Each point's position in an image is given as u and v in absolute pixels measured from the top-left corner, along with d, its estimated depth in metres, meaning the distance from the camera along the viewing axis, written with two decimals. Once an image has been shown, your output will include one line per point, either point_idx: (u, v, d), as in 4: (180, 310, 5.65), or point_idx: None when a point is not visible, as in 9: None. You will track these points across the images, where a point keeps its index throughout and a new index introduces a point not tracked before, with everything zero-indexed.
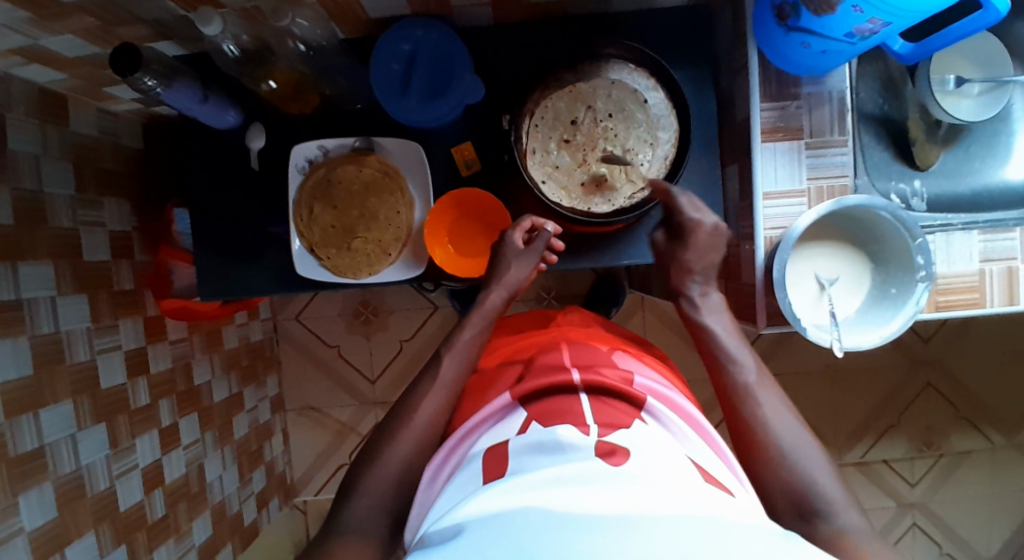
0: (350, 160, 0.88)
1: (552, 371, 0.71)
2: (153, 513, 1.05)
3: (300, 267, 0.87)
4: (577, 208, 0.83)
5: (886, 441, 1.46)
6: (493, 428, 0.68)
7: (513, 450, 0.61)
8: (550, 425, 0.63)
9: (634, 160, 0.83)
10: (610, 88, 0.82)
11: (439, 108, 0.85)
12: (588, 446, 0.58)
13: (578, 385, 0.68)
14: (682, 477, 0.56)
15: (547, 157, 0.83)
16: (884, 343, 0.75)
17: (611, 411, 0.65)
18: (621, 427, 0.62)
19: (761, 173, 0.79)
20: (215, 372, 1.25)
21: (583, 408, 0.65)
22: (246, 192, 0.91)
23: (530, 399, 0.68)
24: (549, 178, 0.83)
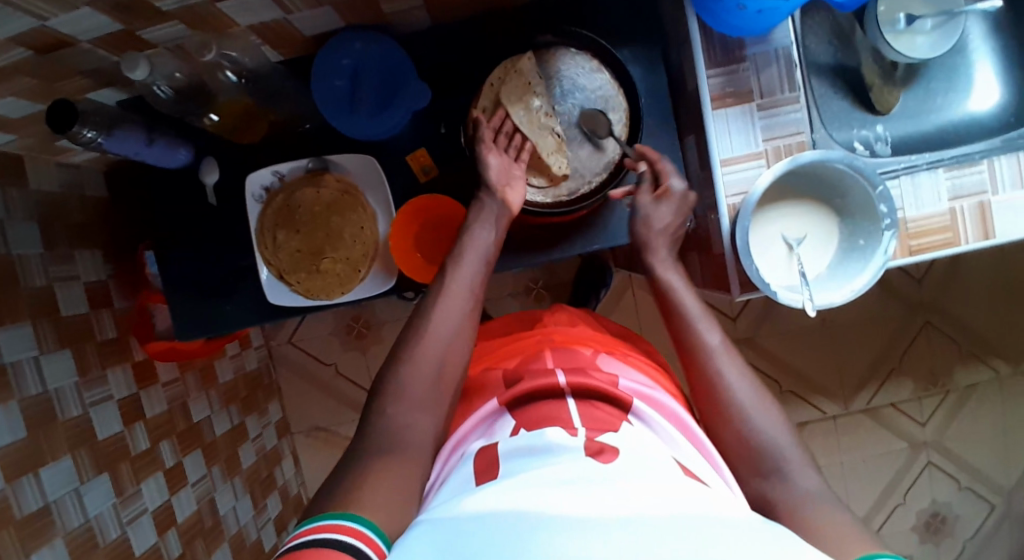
0: (308, 184, 0.87)
1: (539, 375, 0.71)
2: (170, 553, 1.06)
3: (271, 296, 0.87)
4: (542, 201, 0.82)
5: (892, 386, 1.45)
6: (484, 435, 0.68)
7: (503, 453, 0.62)
8: (538, 429, 0.64)
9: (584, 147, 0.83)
10: (549, 80, 0.83)
11: (390, 118, 0.84)
12: (580, 448, 0.59)
13: (565, 389, 0.68)
14: (667, 472, 0.57)
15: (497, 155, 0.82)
16: (857, 297, 0.74)
17: (599, 415, 0.65)
18: (609, 431, 0.63)
19: (717, 142, 0.77)
20: (214, 406, 1.26)
21: (570, 413, 0.65)
22: (210, 228, 0.90)
23: (516, 405, 0.68)
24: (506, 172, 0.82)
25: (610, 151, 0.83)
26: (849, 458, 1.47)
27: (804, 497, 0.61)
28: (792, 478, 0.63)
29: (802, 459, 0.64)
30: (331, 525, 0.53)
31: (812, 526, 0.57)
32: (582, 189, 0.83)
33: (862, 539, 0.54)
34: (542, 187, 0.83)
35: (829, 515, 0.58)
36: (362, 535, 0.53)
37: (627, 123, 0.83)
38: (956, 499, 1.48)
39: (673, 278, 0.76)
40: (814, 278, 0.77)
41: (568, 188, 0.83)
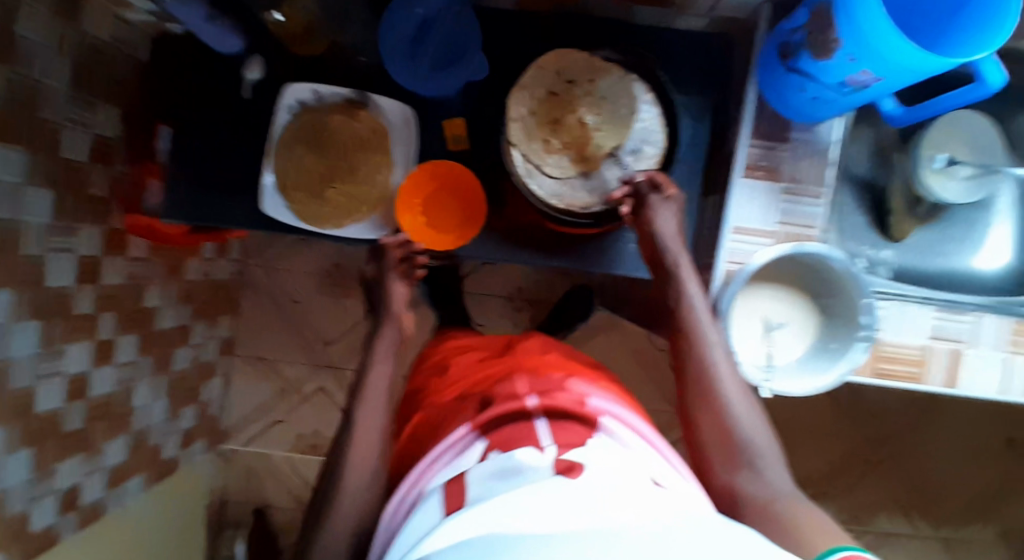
0: (341, 113, 0.88)
1: (509, 399, 0.72)
2: (70, 424, 1.03)
3: (264, 204, 0.87)
4: (550, 198, 0.81)
5: (816, 509, 1.46)
6: (451, 462, 0.66)
7: (473, 477, 0.61)
8: (510, 450, 0.63)
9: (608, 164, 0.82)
10: (595, 79, 0.82)
11: (443, 80, 0.84)
12: (547, 465, 0.59)
13: (535, 411, 0.69)
14: (635, 483, 0.57)
15: (522, 136, 0.81)
16: (815, 394, 0.75)
17: (570, 433, 0.66)
18: (576, 446, 0.63)
19: (735, 207, 0.79)
20: (167, 300, 1.23)
21: (539, 433, 0.66)
22: (234, 120, 0.90)
23: (490, 428, 0.68)
24: (525, 153, 0.81)
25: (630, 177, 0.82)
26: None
27: (775, 492, 0.65)
28: (764, 474, 0.67)
29: (774, 454, 0.69)
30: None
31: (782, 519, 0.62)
32: (594, 197, 0.82)
33: (830, 533, 0.58)
34: (554, 179, 0.81)
35: (796, 511, 0.63)
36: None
37: (657, 161, 0.84)
38: None
39: (687, 273, 0.76)
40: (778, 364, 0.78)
41: (578, 191, 0.81)
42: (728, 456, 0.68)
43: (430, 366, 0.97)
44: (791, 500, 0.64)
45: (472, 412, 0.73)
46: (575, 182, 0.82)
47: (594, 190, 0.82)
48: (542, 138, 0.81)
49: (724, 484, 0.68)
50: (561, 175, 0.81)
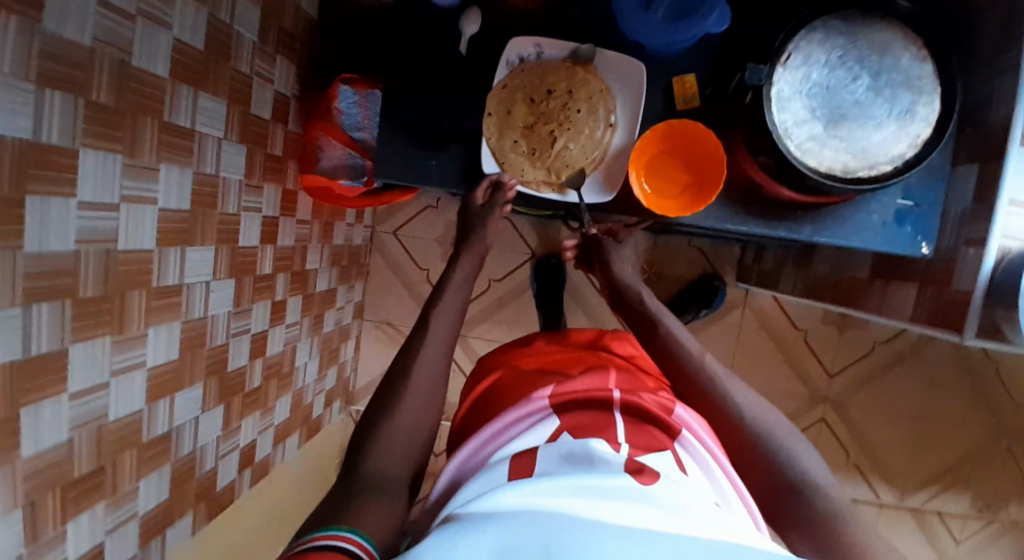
0: (566, 71, 0.84)
1: (591, 388, 0.74)
2: (251, 383, 1.03)
3: (489, 168, 0.85)
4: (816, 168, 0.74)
5: (950, 495, 1.44)
6: (527, 431, 0.68)
7: (542, 457, 0.63)
8: (583, 437, 0.65)
9: (880, 133, 0.75)
10: (867, 48, 0.75)
11: (678, 31, 0.79)
12: (620, 462, 0.60)
13: (616, 403, 0.70)
14: (705, 504, 0.58)
15: (795, 122, 0.75)
16: None
17: (647, 437, 0.67)
18: (650, 451, 0.65)
19: (1014, 179, 0.75)
20: (322, 263, 1.22)
21: (617, 428, 0.67)
22: (447, 77, 0.86)
23: (564, 408, 0.70)
24: (790, 131, 0.75)
25: (904, 145, 0.75)
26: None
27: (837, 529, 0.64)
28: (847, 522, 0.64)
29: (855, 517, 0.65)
30: (333, 534, 0.55)
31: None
32: (874, 168, 0.75)
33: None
34: (818, 156, 0.75)
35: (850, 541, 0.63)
36: (354, 541, 0.55)
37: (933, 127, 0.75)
38: None
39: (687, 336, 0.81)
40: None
41: (854, 164, 0.75)
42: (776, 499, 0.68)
43: (519, 340, 0.99)
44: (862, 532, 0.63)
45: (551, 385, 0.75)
46: (844, 159, 0.76)
47: (871, 163, 0.75)
48: (816, 122, 0.76)
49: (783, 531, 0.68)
50: (831, 154, 0.76)
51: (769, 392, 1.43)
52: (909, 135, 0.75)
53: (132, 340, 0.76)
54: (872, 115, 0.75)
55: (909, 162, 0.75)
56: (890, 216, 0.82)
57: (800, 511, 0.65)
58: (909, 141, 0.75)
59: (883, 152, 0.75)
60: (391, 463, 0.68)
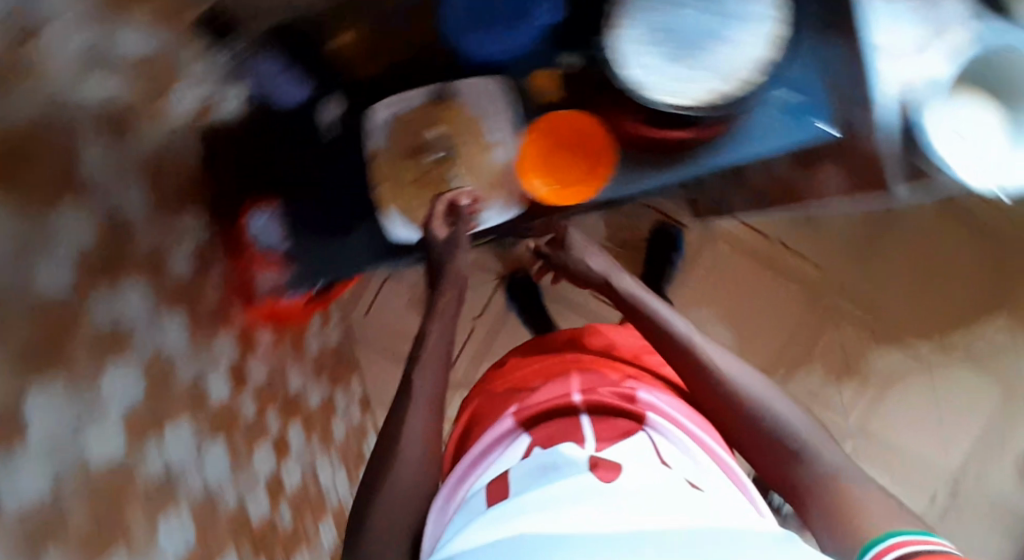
0: (431, 114, 0.84)
1: (552, 397, 0.79)
2: (282, 523, 1.04)
3: (396, 235, 0.84)
4: (671, 104, 0.72)
5: (986, 326, 1.42)
6: (498, 458, 0.74)
7: (517, 476, 0.68)
8: (551, 448, 0.71)
9: (736, 44, 0.73)
10: None
11: (513, 39, 0.79)
12: (583, 460, 0.65)
13: (579, 407, 0.76)
14: (669, 484, 0.62)
15: (648, 69, 0.74)
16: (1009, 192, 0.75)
17: (611, 428, 0.73)
18: (617, 441, 0.71)
19: (878, 27, 0.72)
20: (308, 379, 1.21)
21: (584, 430, 0.73)
22: (325, 167, 0.85)
23: (534, 422, 0.76)
24: (641, 79, 0.74)
25: (759, 43, 0.73)
26: (947, 402, 1.43)
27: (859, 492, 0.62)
28: (854, 484, 0.64)
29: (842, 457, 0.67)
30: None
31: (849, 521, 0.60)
32: (739, 78, 0.72)
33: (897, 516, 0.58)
34: (674, 90, 0.73)
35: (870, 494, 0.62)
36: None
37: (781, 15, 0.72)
38: None
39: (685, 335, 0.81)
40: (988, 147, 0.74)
41: (718, 82, 0.73)
42: (804, 484, 0.66)
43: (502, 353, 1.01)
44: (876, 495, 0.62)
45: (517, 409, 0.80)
46: (705, 83, 0.73)
47: (734, 74, 0.73)
48: (669, 60, 0.74)
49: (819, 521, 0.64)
50: (689, 84, 0.74)
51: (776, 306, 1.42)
52: (761, 31, 0.72)
53: None
54: (720, 33, 0.74)
55: (776, 57, 0.72)
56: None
57: (813, 491, 0.65)
58: (767, 36, 0.72)
59: (745, 58, 0.73)
60: (386, 510, 0.73)
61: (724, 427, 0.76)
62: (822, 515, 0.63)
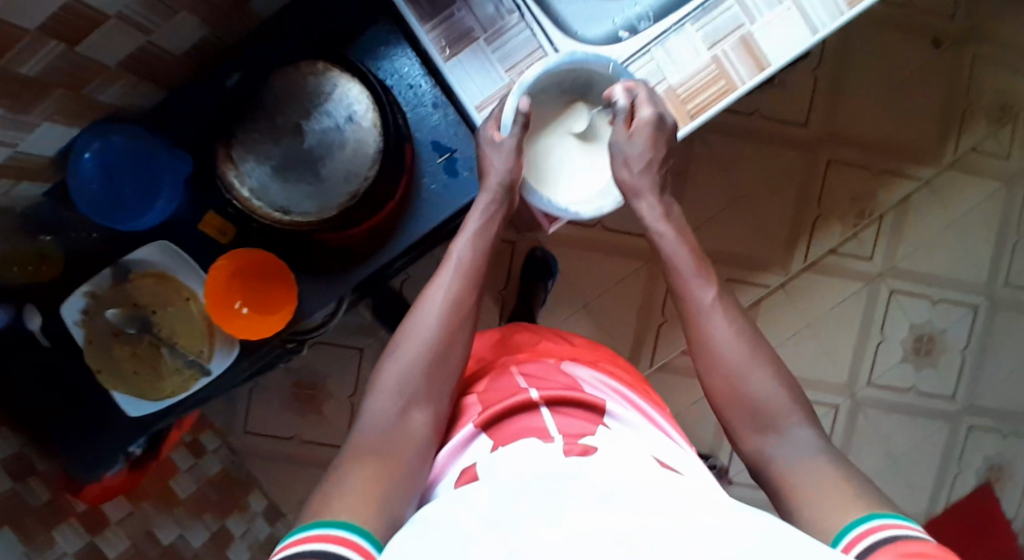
0: (120, 290, 0.85)
1: (507, 395, 0.69)
2: None
3: (136, 410, 0.85)
4: (313, 222, 0.80)
5: (821, 233, 1.40)
6: (460, 455, 0.65)
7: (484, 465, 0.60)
8: (514, 441, 0.62)
9: (348, 148, 0.82)
10: (285, 101, 0.83)
11: (157, 206, 0.84)
12: (558, 447, 0.58)
13: (536, 400, 0.67)
14: (647, 466, 0.56)
15: (281, 196, 0.83)
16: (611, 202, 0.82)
17: (572, 421, 0.65)
18: (586, 435, 0.62)
19: (462, 91, 0.79)
20: (184, 523, 1.24)
21: (546, 423, 0.64)
22: (49, 370, 0.89)
23: (495, 420, 0.66)
24: (283, 206, 0.82)
25: (370, 136, 0.82)
26: (811, 316, 1.42)
27: (803, 459, 0.62)
28: (794, 445, 0.63)
29: (788, 406, 0.65)
30: (320, 534, 0.51)
31: (785, 480, 0.61)
32: (367, 174, 0.81)
33: (855, 497, 0.56)
34: (314, 203, 0.82)
35: (825, 482, 0.58)
36: (348, 543, 0.51)
37: (377, 110, 0.82)
38: (936, 314, 1.46)
39: (681, 256, 0.74)
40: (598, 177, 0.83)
41: (353, 181, 0.82)
42: (740, 413, 0.65)
43: None
44: (811, 471, 0.60)
45: (475, 408, 0.71)
46: (340, 184, 0.82)
47: (360, 171, 0.82)
48: (296, 184, 0.83)
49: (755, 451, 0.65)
50: (325, 193, 0.82)
51: None
52: (365, 128, 0.82)
53: None
54: (333, 146, 0.82)
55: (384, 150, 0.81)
56: (443, 175, 0.87)
57: (762, 419, 0.65)
58: (370, 138, 0.81)
59: (360, 162, 0.82)
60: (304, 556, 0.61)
61: (697, 366, 0.70)
62: (754, 432, 0.65)
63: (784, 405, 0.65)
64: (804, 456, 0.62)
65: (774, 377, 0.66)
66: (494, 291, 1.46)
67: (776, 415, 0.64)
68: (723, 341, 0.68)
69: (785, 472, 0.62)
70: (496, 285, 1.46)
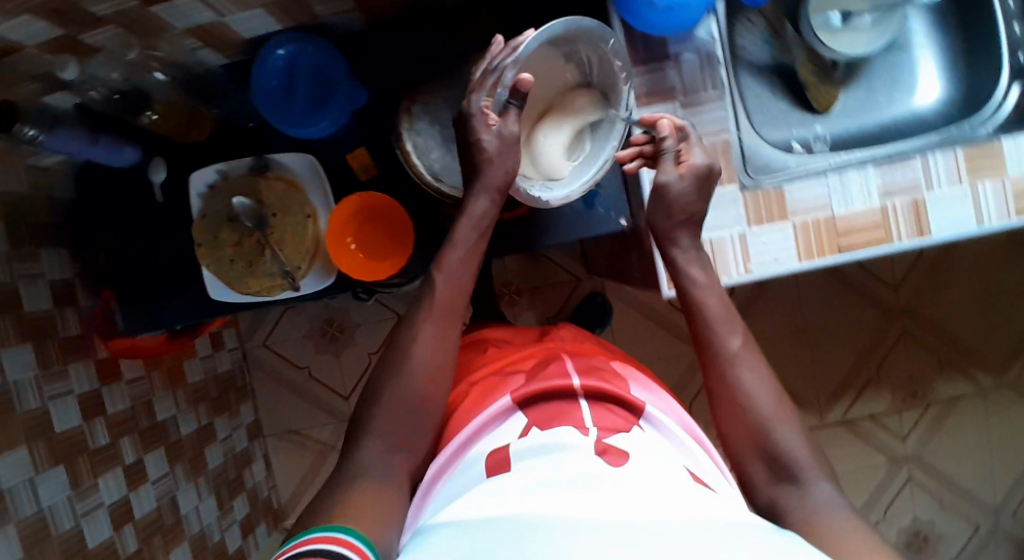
0: (250, 181, 0.89)
1: (552, 377, 0.76)
2: (125, 549, 1.09)
3: (218, 293, 0.89)
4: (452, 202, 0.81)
5: (869, 396, 1.40)
6: (495, 430, 0.73)
7: (515, 452, 0.67)
8: (549, 429, 0.69)
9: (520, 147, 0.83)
10: None
11: (320, 120, 0.87)
12: (589, 445, 0.65)
13: (577, 390, 0.74)
14: (675, 477, 0.63)
15: (443, 165, 0.83)
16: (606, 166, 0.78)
17: (615, 416, 0.72)
18: (621, 431, 0.69)
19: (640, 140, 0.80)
20: (180, 407, 1.28)
21: (581, 412, 0.71)
22: (155, 225, 0.92)
23: (530, 400, 0.74)
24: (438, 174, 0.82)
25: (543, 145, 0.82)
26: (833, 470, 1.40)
27: (818, 503, 0.63)
28: (806, 489, 0.65)
29: (816, 468, 0.66)
30: (322, 536, 0.60)
31: (820, 533, 0.60)
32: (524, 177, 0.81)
33: (869, 546, 0.57)
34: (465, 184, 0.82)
35: (844, 520, 0.61)
36: (347, 543, 0.60)
37: None
38: (941, 517, 1.42)
39: (722, 323, 0.73)
40: (766, 246, 0.79)
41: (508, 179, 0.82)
42: (758, 458, 0.68)
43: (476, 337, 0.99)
44: (830, 511, 0.63)
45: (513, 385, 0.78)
46: None
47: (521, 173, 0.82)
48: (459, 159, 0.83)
49: (768, 497, 0.67)
50: None
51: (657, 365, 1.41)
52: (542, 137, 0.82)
53: None
54: None
55: None
56: (580, 202, 0.90)
57: (776, 464, 0.67)
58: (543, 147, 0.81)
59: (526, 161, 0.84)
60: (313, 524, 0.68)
61: (723, 422, 0.71)
62: (767, 474, 0.67)
63: (799, 448, 0.67)
64: (839, 511, 0.62)
65: (800, 434, 0.68)
66: (543, 316, 1.46)
67: (806, 475, 0.65)
68: (752, 383, 0.70)
69: (815, 523, 0.61)
70: (546, 311, 1.46)
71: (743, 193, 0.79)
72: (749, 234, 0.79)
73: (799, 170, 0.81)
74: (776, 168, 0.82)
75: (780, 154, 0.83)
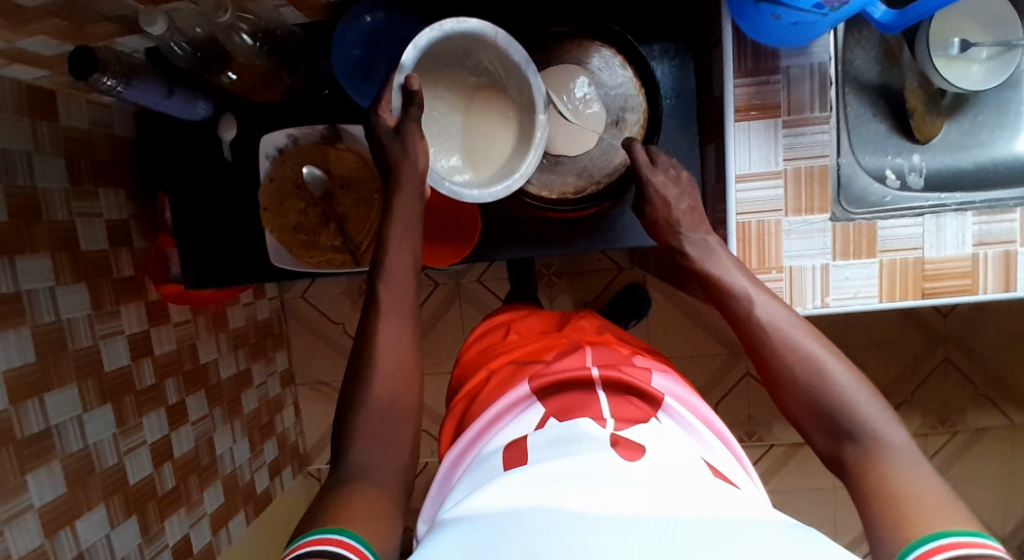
0: (320, 150, 0.87)
1: (570, 366, 0.64)
2: (163, 485, 1.12)
3: (276, 259, 0.88)
4: (527, 194, 0.85)
5: (898, 418, 1.39)
6: (512, 420, 0.61)
7: (533, 444, 0.56)
8: (569, 420, 0.57)
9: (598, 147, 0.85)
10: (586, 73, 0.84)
11: None
12: (605, 437, 0.54)
13: (597, 380, 0.61)
14: (693, 473, 0.51)
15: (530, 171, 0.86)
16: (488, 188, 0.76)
17: (631, 408, 0.59)
18: (640, 424, 0.57)
19: (735, 155, 0.76)
20: (221, 350, 1.31)
21: (600, 404, 0.59)
22: (224, 183, 0.91)
23: (547, 392, 0.62)
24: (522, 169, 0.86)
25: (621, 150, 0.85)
26: None
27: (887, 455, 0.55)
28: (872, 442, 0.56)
29: (886, 416, 0.57)
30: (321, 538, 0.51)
31: (886, 489, 0.52)
32: (601, 182, 0.85)
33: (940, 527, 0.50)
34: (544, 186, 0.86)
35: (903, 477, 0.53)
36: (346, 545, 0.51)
37: (643, 126, 0.86)
38: None
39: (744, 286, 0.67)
40: (848, 282, 0.78)
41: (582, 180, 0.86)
42: (811, 415, 0.60)
43: (523, 311, 0.87)
44: (906, 462, 0.54)
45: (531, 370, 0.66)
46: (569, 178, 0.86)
47: (596, 178, 0.86)
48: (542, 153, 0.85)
49: (829, 454, 0.59)
50: (556, 181, 0.86)
51: (691, 359, 1.40)
52: (620, 141, 0.86)
53: (8, 493, 0.85)
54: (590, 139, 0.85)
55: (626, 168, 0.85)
56: None
57: (833, 421, 0.58)
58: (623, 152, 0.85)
59: (604, 165, 0.85)
60: None
61: (768, 389, 0.63)
62: (823, 431, 0.59)
63: (863, 396, 0.58)
64: (914, 458, 0.54)
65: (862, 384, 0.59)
66: (577, 301, 1.39)
67: (869, 425, 0.57)
68: (796, 340, 0.62)
69: (880, 475, 0.54)
70: (583, 296, 1.39)
71: (834, 224, 0.77)
72: (833, 266, 0.78)
73: (898, 206, 0.78)
74: (871, 200, 0.79)
75: (877, 185, 0.79)
